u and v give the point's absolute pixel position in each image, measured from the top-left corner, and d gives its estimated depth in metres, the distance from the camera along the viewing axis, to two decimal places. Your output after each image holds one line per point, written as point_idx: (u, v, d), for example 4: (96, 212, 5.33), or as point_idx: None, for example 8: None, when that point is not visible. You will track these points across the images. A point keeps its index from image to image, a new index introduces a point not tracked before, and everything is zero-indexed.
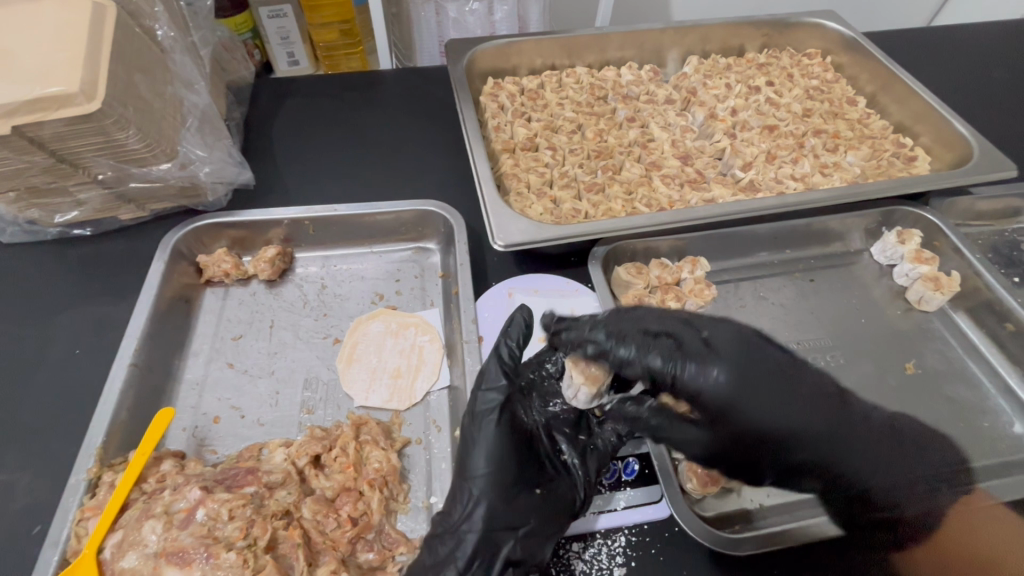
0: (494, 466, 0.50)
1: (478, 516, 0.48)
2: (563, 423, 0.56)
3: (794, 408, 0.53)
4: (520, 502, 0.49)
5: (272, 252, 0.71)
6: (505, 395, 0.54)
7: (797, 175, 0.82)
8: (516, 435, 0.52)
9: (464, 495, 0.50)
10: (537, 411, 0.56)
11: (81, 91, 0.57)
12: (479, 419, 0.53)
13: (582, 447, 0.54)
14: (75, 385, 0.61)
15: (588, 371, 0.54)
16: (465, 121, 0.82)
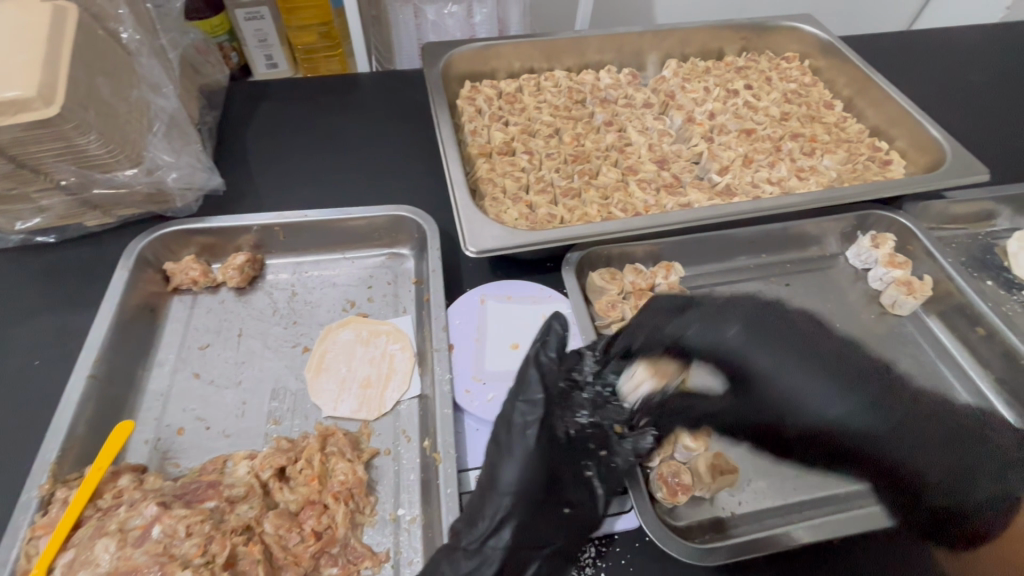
0: (526, 483, 0.48)
1: (507, 536, 0.47)
2: (590, 435, 0.53)
3: (819, 377, 0.57)
4: (550, 521, 0.48)
5: (241, 258, 0.70)
6: (543, 409, 0.51)
7: (773, 179, 0.82)
8: (552, 451, 0.50)
9: (489, 509, 0.48)
10: (568, 421, 0.53)
11: (38, 95, 0.56)
12: (518, 432, 0.50)
13: (606, 463, 0.52)
14: (34, 397, 0.60)
15: (656, 369, 0.57)
16: (440, 125, 0.81)
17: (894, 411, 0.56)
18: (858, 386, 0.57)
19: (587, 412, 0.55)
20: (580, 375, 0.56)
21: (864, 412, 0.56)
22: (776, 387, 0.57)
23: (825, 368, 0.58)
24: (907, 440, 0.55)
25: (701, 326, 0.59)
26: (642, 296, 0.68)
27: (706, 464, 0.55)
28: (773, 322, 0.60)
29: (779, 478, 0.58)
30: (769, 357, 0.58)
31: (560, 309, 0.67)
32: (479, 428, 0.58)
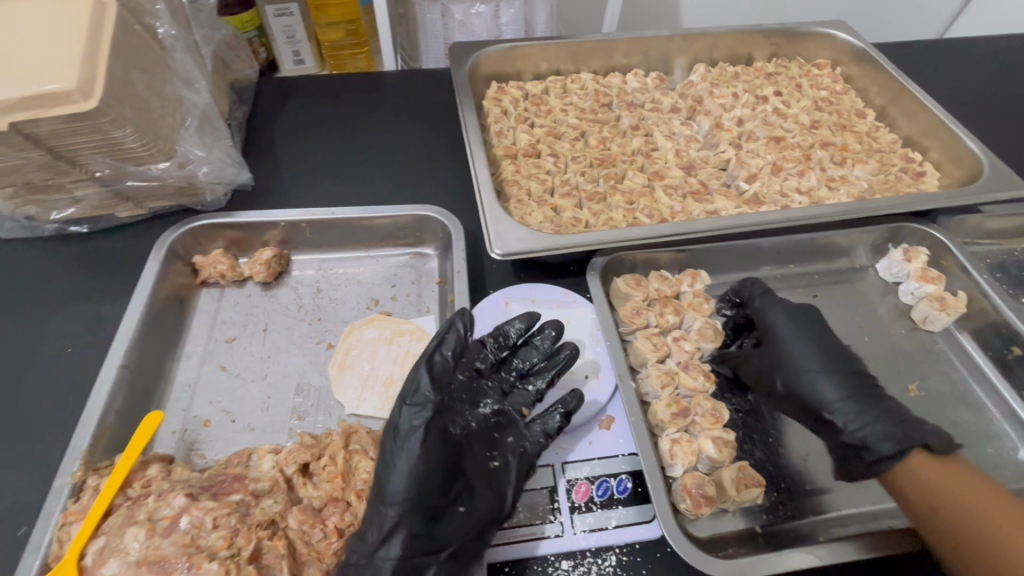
0: (415, 490, 0.47)
1: (398, 546, 0.46)
2: (493, 424, 0.54)
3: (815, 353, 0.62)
4: (446, 520, 0.48)
5: (268, 254, 0.71)
6: (432, 411, 0.49)
7: (802, 189, 0.81)
8: (446, 451, 0.49)
9: (379, 520, 0.47)
10: (468, 416, 0.53)
11: (78, 88, 0.57)
12: (402, 440, 0.49)
13: (512, 451, 0.53)
14: (67, 382, 0.61)
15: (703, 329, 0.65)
16: (467, 125, 0.81)
17: (853, 395, 0.59)
18: (840, 371, 0.61)
19: (490, 402, 0.55)
20: (482, 363, 0.56)
21: (832, 366, 0.61)
22: (779, 341, 0.63)
23: (828, 353, 0.62)
24: (853, 394, 0.59)
25: (763, 294, 0.68)
26: (668, 303, 0.67)
27: (732, 476, 0.54)
28: (821, 326, 0.65)
29: (803, 494, 0.57)
30: (802, 335, 0.64)
31: (583, 314, 0.67)
32: None
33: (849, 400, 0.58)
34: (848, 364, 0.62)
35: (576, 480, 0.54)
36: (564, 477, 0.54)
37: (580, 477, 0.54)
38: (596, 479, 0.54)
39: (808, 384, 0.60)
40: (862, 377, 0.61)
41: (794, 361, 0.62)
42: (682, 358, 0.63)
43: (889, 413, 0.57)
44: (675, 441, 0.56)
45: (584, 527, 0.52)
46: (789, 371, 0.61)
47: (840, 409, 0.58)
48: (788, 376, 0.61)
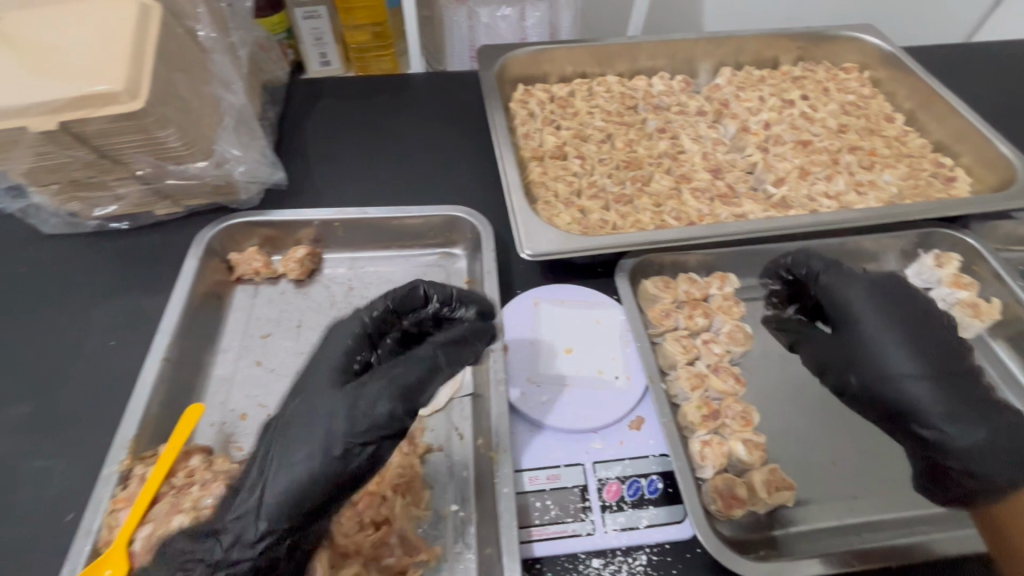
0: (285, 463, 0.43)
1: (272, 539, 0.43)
2: None
3: (900, 346, 0.62)
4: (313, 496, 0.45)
5: (301, 252, 0.72)
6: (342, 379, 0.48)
7: (831, 193, 0.81)
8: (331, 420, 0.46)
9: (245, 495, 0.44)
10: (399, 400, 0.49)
11: (125, 90, 0.59)
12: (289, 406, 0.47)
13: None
14: (108, 374, 0.63)
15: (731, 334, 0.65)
16: (495, 126, 0.82)
17: (944, 387, 0.59)
18: (936, 362, 0.61)
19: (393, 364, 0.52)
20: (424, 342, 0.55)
21: (925, 355, 0.61)
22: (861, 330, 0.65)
23: (913, 343, 0.62)
24: (941, 386, 0.59)
25: (831, 279, 0.68)
26: (697, 306, 0.67)
27: (762, 479, 0.54)
28: (913, 307, 0.65)
29: (834, 499, 0.57)
30: (883, 325, 0.64)
31: (612, 315, 0.67)
32: (533, 428, 0.58)
33: (947, 401, 0.58)
34: (944, 353, 0.61)
35: (607, 479, 0.54)
36: (595, 476, 0.55)
37: (611, 476, 0.55)
38: (627, 478, 0.55)
39: (891, 372, 0.62)
40: (961, 371, 0.61)
41: (882, 347, 0.63)
42: (711, 361, 0.63)
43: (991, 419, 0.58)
44: (706, 443, 0.56)
45: (616, 526, 0.52)
46: (871, 362, 0.63)
47: (922, 398, 0.59)
48: (862, 371, 0.63)
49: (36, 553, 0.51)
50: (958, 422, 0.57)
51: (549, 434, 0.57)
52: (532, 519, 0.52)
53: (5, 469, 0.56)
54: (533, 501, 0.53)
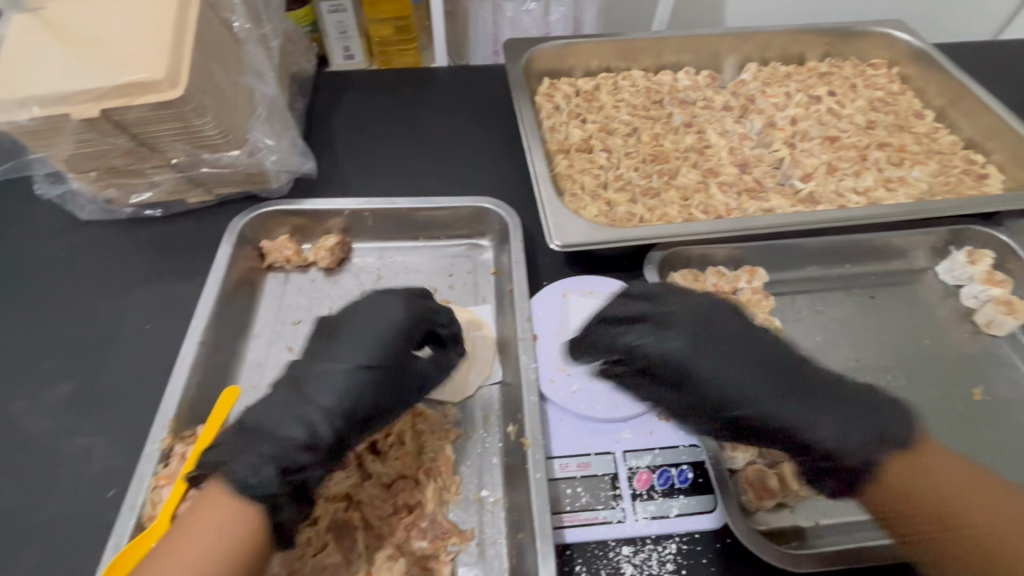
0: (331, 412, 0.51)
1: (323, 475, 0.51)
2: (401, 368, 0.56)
3: (751, 382, 0.51)
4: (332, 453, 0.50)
5: (332, 240, 0.73)
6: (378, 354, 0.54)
7: (859, 189, 0.80)
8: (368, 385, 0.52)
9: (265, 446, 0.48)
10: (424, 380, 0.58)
11: (166, 78, 0.60)
12: (324, 375, 0.52)
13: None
14: (145, 356, 0.64)
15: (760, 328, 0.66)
16: (523, 119, 0.82)
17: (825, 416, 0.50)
18: (778, 399, 0.51)
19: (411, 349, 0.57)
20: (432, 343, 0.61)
21: (728, 352, 0.53)
22: (691, 368, 0.53)
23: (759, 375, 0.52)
24: (789, 385, 0.51)
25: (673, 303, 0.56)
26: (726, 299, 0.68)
27: (792, 470, 0.55)
28: (698, 330, 0.53)
29: None
30: (733, 365, 0.52)
31: None
32: (563, 416, 0.58)
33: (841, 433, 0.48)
34: (749, 340, 0.54)
35: (637, 468, 0.55)
36: (626, 465, 0.55)
37: (641, 465, 0.55)
38: (658, 468, 0.55)
39: (732, 389, 0.51)
40: (792, 363, 0.53)
41: (683, 360, 0.53)
42: None
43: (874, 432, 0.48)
44: None
45: (646, 514, 0.52)
46: (700, 383, 0.52)
47: (800, 416, 0.50)
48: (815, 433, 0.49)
49: (80, 527, 0.53)
50: (845, 436, 0.48)
51: (579, 423, 0.57)
52: (563, 505, 0.52)
53: (48, 446, 0.57)
54: (564, 487, 0.54)
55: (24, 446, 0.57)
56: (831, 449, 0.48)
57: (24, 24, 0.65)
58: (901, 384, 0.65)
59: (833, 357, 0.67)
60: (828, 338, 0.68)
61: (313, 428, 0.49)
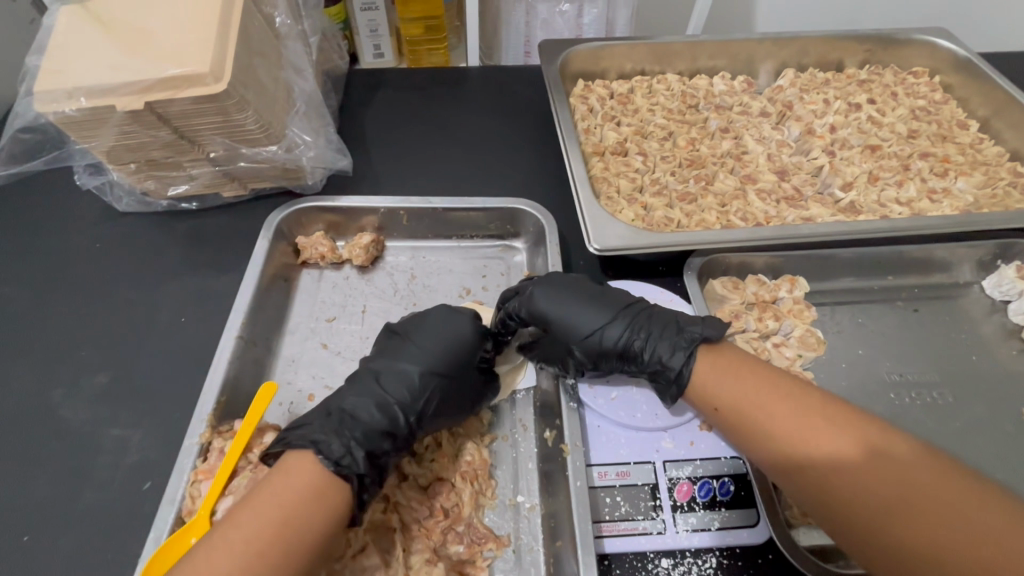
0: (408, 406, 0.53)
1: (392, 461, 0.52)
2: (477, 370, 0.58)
3: (601, 318, 0.58)
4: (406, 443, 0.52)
5: (367, 238, 0.73)
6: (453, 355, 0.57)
7: (902, 200, 0.79)
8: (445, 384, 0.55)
9: (345, 431, 0.49)
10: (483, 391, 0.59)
11: (210, 71, 0.60)
12: (397, 371, 0.55)
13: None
14: (180, 349, 0.64)
15: (805, 339, 0.64)
16: (559, 120, 0.81)
17: (667, 330, 0.56)
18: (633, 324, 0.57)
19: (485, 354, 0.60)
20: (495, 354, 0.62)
21: (574, 295, 0.59)
22: (560, 318, 0.58)
23: (610, 311, 0.58)
24: (626, 314, 0.58)
25: (542, 280, 0.61)
26: (766, 309, 0.67)
27: None
28: (568, 284, 0.60)
29: None
30: (578, 306, 0.59)
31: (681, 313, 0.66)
32: (601, 424, 0.56)
33: (685, 349, 0.54)
34: (595, 288, 0.61)
35: (678, 479, 0.54)
36: (666, 475, 0.54)
37: (682, 476, 0.54)
38: (698, 479, 0.54)
39: (570, 322, 0.57)
40: (627, 303, 0.60)
41: (530, 306, 0.59)
42: (782, 365, 0.63)
43: (672, 330, 0.56)
44: None
45: (687, 526, 0.51)
46: (563, 324, 0.57)
47: (647, 336, 0.56)
48: (662, 352, 0.55)
49: (117, 518, 0.53)
50: (669, 342, 0.55)
51: (619, 431, 0.56)
52: (602, 514, 0.51)
53: (85, 437, 0.57)
54: (603, 496, 0.52)
55: (62, 436, 0.58)
56: (666, 358, 0.55)
57: (71, 15, 0.65)
58: (948, 402, 0.63)
59: (876, 370, 0.65)
60: (870, 352, 0.67)
61: (394, 416, 0.52)
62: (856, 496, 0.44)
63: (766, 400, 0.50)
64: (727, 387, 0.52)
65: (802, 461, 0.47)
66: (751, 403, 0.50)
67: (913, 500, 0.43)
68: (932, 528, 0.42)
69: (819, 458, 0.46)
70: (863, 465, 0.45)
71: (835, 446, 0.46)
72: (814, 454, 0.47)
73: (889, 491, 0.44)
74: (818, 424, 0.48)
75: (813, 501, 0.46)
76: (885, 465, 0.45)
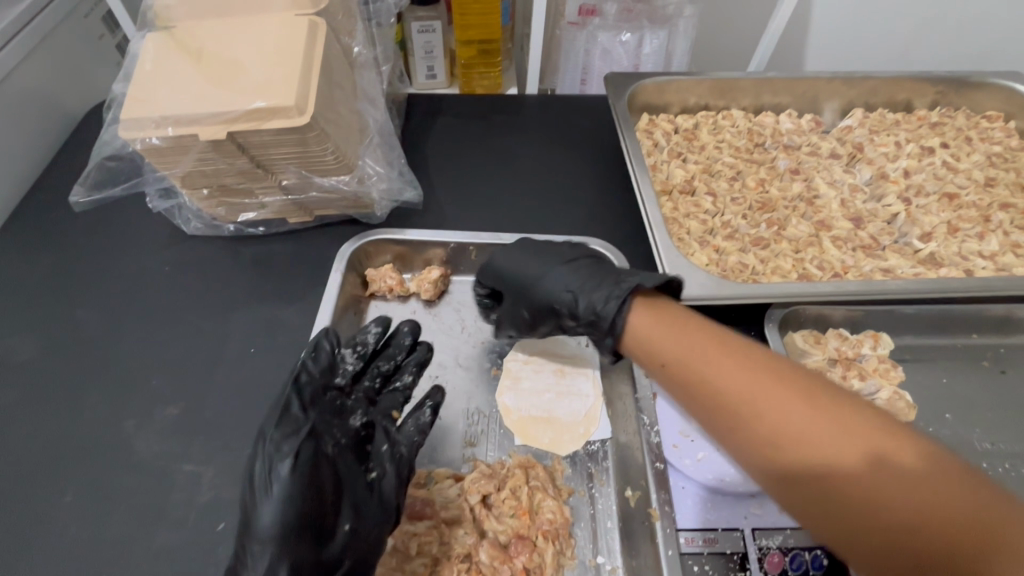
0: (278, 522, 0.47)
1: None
2: (360, 437, 0.53)
3: (548, 275, 0.61)
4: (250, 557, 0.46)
5: (436, 272, 0.72)
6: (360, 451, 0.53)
7: (985, 253, 0.76)
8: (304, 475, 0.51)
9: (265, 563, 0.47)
10: (336, 430, 0.52)
11: (295, 105, 0.59)
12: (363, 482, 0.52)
13: (385, 458, 0.53)
14: (250, 382, 0.63)
15: (897, 405, 0.63)
16: (630, 155, 0.80)
17: (601, 280, 0.58)
18: (582, 276, 0.59)
19: (360, 414, 0.55)
20: (347, 373, 0.57)
21: (532, 257, 0.64)
22: (525, 287, 0.62)
23: (558, 266, 0.61)
24: (572, 268, 0.60)
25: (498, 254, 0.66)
26: (850, 367, 0.65)
27: None
28: (525, 249, 0.65)
29: None
30: (535, 267, 0.63)
31: None
32: (686, 486, 0.55)
33: (614, 292, 0.55)
34: (552, 249, 0.65)
35: (768, 549, 0.51)
36: (755, 544, 0.51)
37: (772, 546, 0.51)
38: (790, 550, 0.51)
39: (530, 288, 0.62)
40: (578, 259, 0.62)
41: (496, 265, 0.66)
42: None
43: (610, 275, 0.58)
44: None
45: None
46: (526, 294, 0.62)
47: (581, 287, 0.58)
48: (595, 298, 0.56)
49: (191, 559, 0.52)
50: (597, 297, 0.56)
51: (705, 494, 0.54)
52: None
53: (157, 471, 0.57)
54: (691, 564, 0.51)
55: (135, 469, 0.57)
56: (591, 311, 0.56)
57: (158, 41, 0.65)
58: None
59: (966, 435, 0.63)
60: (958, 415, 0.64)
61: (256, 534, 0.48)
62: (815, 464, 0.41)
63: (720, 359, 0.48)
64: (678, 342, 0.50)
65: (766, 416, 0.44)
66: (710, 360, 0.48)
67: (900, 484, 0.39)
68: (898, 500, 0.38)
69: (772, 416, 0.43)
70: (832, 433, 0.41)
71: (796, 413, 0.43)
72: (767, 412, 0.44)
73: (868, 462, 0.40)
74: (777, 389, 0.44)
75: (769, 465, 0.43)
76: (858, 438, 0.41)
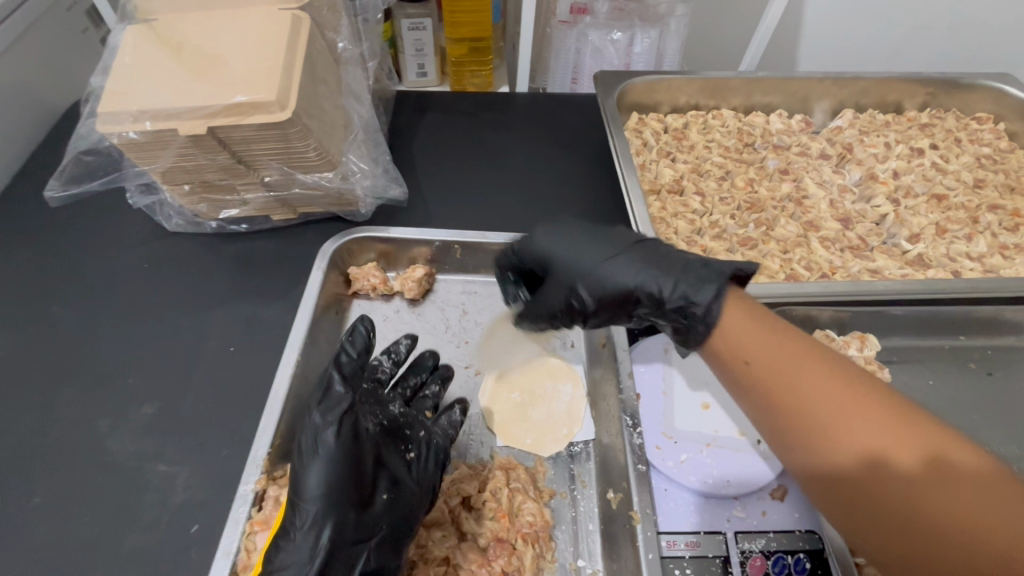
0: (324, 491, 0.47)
1: (325, 538, 0.46)
2: (398, 424, 0.55)
3: (607, 259, 0.56)
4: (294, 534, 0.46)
5: (420, 271, 0.71)
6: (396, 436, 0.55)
7: (972, 255, 0.76)
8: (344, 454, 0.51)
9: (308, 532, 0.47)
10: (377, 413, 0.55)
11: (277, 99, 0.58)
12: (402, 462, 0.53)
13: (421, 441, 0.55)
14: (228, 381, 0.62)
15: None
16: (618, 154, 0.79)
17: (672, 264, 0.52)
18: (650, 261, 0.53)
19: (398, 404, 0.57)
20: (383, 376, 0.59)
21: (586, 240, 0.58)
22: (583, 271, 0.56)
23: (619, 249, 0.56)
24: (635, 251, 0.55)
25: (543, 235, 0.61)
26: None
27: None
28: (577, 230, 0.59)
29: None
30: (591, 252, 0.57)
31: None
32: (669, 488, 0.55)
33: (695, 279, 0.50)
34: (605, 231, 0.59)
35: (750, 553, 0.50)
36: (738, 548, 0.50)
37: (755, 550, 0.50)
38: (773, 554, 0.50)
39: (588, 273, 0.56)
40: (640, 242, 0.56)
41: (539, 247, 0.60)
42: None
43: (679, 258, 0.53)
44: None
45: None
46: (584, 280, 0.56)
47: (652, 273, 0.53)
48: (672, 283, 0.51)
49: (163, 561, 0.51)
50: (680, 282, 0.50)
51: (688, 496, 0.54)
52: None
53: (131, 472, 0.56)
54: (672, 568, 0.49)
55: (109, 470, 0.56)
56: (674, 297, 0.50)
57: (138, 34, 0.64)
58: None
59: None
60: (944, 417, 0.64)
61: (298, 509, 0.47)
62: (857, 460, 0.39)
63: (779, 348, 0.44)
64: (740, 328, 0.46)
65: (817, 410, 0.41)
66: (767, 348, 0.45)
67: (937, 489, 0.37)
68: (938, 506, 0.37)
69: (821, 412, 0.41)
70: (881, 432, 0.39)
71: (847, 409, 0.40)
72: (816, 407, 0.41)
73: (915, 466, 0.38)
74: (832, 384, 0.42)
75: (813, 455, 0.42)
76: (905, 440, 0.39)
